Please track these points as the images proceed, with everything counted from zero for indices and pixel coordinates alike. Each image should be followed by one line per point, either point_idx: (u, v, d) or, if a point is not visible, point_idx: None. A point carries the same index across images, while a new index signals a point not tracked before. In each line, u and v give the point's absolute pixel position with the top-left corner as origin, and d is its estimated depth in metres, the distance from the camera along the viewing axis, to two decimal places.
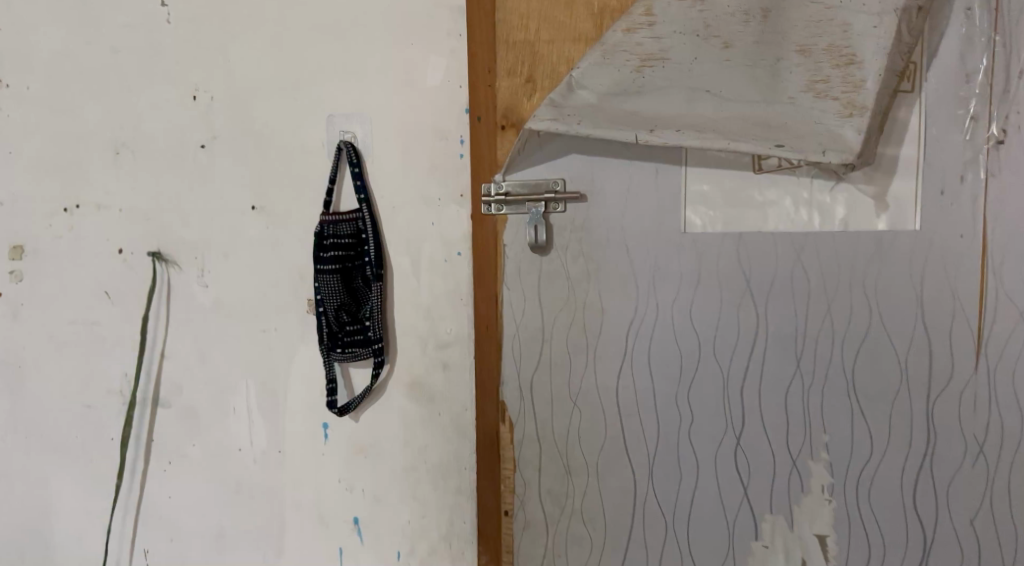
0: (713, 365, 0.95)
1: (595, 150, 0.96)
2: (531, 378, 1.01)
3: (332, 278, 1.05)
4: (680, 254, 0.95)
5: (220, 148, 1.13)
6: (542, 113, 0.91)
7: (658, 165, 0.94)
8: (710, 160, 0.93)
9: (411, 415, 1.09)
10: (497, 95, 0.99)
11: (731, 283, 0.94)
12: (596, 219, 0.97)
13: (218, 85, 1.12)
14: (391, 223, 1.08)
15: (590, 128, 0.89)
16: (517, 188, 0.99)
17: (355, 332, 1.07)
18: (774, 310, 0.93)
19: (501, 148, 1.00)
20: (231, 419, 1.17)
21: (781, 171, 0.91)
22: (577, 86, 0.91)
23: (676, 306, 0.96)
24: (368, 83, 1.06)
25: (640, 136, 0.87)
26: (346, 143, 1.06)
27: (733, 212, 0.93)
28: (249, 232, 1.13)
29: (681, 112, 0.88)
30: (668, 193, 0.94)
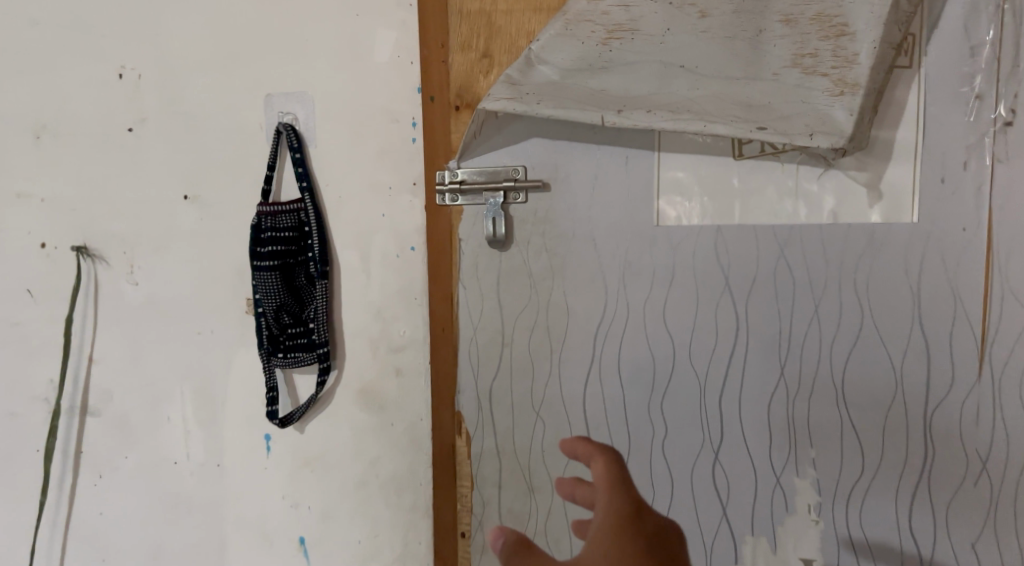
0: (689, 372, 0.86)
1: (559, 133, 0.87)
2: (490, 385, 0.91)
3: (271, 276, 0.95)
4: (653, 247, 0.85)
5: (151, 132, 1.02)
6: (499, 92, 0.80)
7: (628, 151, 0.85)
8: (685, 145, 0.84)
9: (360, 425, 0.99)
10: (452, 73, 0.90)
11: (708, 280, 0.85)
12: (561, 209, 0.88)
13: (146, 60, 1.01)
14: (338, 214, 0.98)
15: (552, 111, 0.79)
16: (474, 176, 0.89)
17: (298, 336, 0.97)
18: (755, 311, 0.84)
19: (457, 131, 0.90)
20: (167, 429, 1.06)
21: (765, 157, 0.82)
22: (537, 61, 0.81)
23: (648, 306, 0.86)
24: (312, 58, 0.96)
25: (607, 119, 0.78)
26: (286, 126, 0.96)
27: (712, 202, 0.84)
28: (183, 225, 1.02)
29: (652, 91, 0.78)
30: (640, 182, 0.85)
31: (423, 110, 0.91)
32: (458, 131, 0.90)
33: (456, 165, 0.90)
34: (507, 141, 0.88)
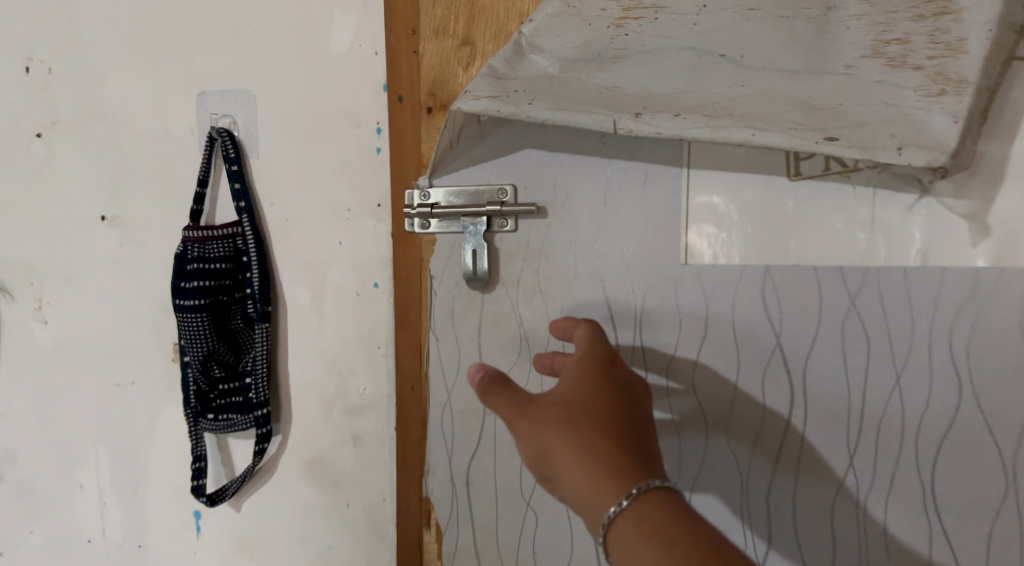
0: (727, 455, 0.65)
1: (558, 142, 0.67)
2: (469, 463, 0.71)
3: (197, 318, 0.76)
4: (680, 291, 0.65)
5: (63, 137, 0.83)
6: (480, 88, 0.61)
7: (648, 167, 0.65)
8: (721, 159, 0.63)
9: (308, 504, 0.80)
10: (423, 66, 0.71)
11: (753, 336, 0.64)
12: (562, 241, 0.68)
13: (57, 50, 0.82)
14: (284, 242, 0.79)
15: (548, 113, 0.60)
16: (450, 196, 0.70)
17: (232, 392, 0.78)
18: (816, 380, 0.63)
19: (429, 140, 0.71)
20: (77, 500, 0.87)
21: (830, 177, 0.62)
22: (531, 48, 0.61)
23: (673, 368, 0.65)
24: (254, 47, 0.77)
25: (621, 125, 0.59)
26: (219, 131, 0.77)
27: (760, 236, 0.63)
28: (100, 250, 0.84)
29: (680, 89, 0.59)
30: (663, 207, 0.65)
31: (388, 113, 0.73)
32: (429, 140, 0.71)
33: (427, 182, 0.71)
34: (492, 152, 0.69)
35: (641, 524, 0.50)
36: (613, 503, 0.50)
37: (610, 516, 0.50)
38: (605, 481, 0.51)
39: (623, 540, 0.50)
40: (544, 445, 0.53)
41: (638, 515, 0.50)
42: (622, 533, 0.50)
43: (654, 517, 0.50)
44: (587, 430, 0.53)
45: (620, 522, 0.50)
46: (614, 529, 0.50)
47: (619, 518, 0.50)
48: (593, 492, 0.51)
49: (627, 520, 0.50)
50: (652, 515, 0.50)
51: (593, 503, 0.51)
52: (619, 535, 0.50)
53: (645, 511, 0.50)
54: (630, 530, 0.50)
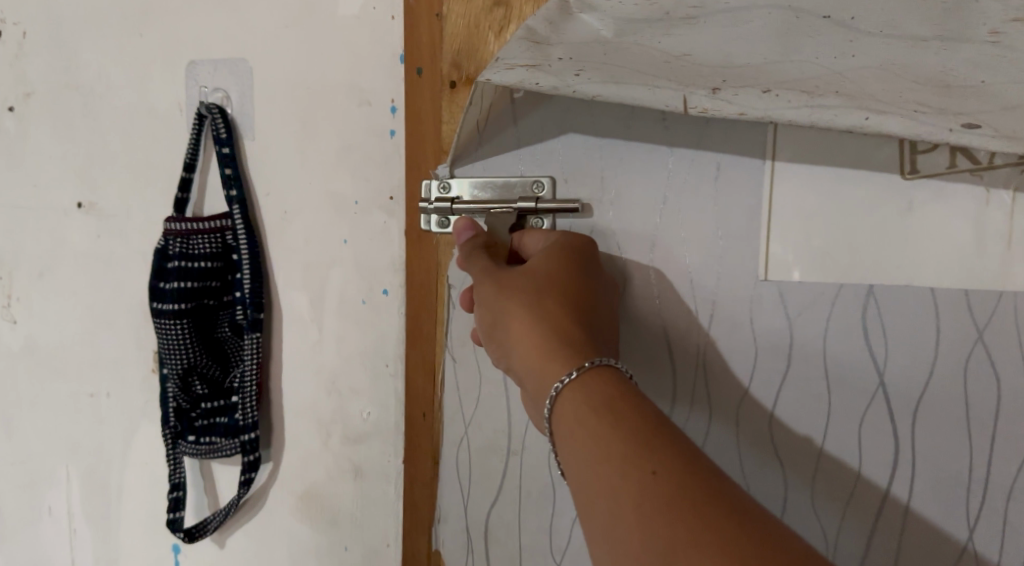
0: (809, 518, 0.52)
1: (607, 124, 0.55)
2: (488, 511, 0.60)
3: (176, 325, 0.65)
4: (757, 311, 0.52)
5: (40, 114, 0.74)
6: (515, 55, 0.49)
7: (721, 157, 0.52)
8: (815, 151, 0.51)
9: (302, 543, 0.70)
10: (447, 31, 0.59)
11: (850, 375, 0.51)
12: (610, 248, 0.55)
13: (33, 11, 0.72)
14: (280, 238, 0.67)
15: (600, 87, 0.50)
16: (474, 188, 0.58)
17: (217, 412, 0.67)
18: (927, 429, 0.50)
19: (451, 120, 0.60)
20: (44, 525, 0.78)
21: (957, 175, 0.49)
22: (579, 5, 0.46)
23: (745, 407, 0.53)
24: (252, 9, 0.66)
25: (693, 103, 0.49)
26: (210, 106, 0.66)
27: (862, 249, 0.50)
28: (76, 243, 0.74)
29: (773, 59, 0.46)
30: (737, 209, 0.52)
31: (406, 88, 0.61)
32: (451, 120, 0.59)
33: (447, 171, 0.59)
34: (528, 137, 0.57)
35: (589, 398, 0.44)
36: (562, 373, 0.45)
37: (557, 387, 0.45)
38: (556, 355, 0.46)
39: (568, 417, 0.45)
40: (502, 314, 0.50)
41: (585, 390, 0.44)
42: (569, 409, 0.45)
43: (603, 394, 0.44)
44: (549, 305, 0.49)
45: (568, 398, 0.45)
46: (560, 405, 0.45)
47: (566, 394, 0.45)
48: (546, 367, 0.46)
49: (575, 395, 0.45)
50: (595, 390, 0.44)
51: (544, 378, 0.46)
52: (565, 411, 0.45)
53: (595, 387, 0.45)
54: (577, 405, 0.44)
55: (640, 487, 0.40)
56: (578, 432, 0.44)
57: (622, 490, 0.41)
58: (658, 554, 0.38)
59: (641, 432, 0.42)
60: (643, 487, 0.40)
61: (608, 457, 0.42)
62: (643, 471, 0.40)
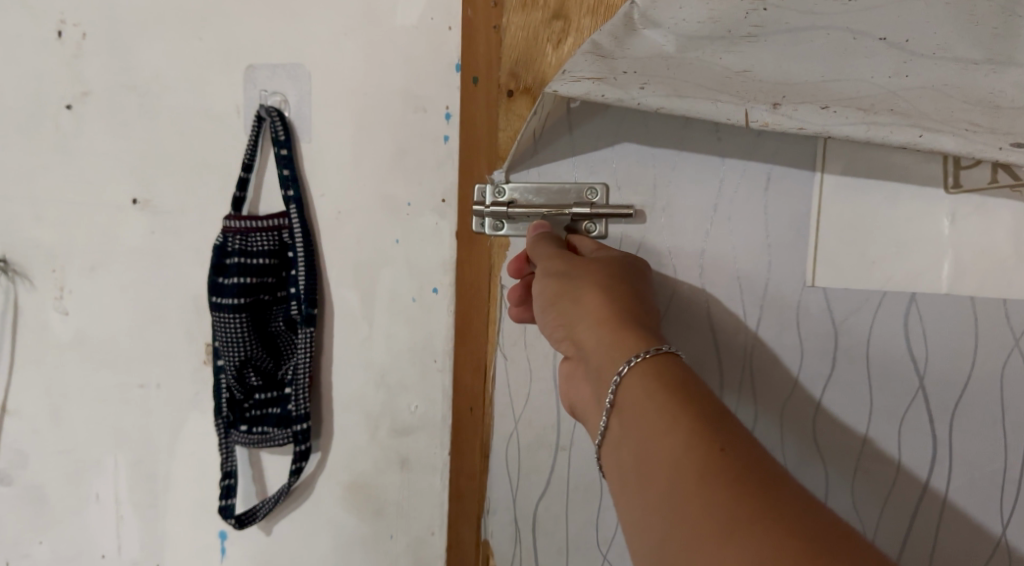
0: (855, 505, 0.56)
1: (662, 134, 0.58)
2: (536, 501, 0.63)
3: (235, 318, 0.67)
4: (802, 315, 0.56)
5: (95, 111, 0.75)
6: (582, 68, 0.51)
7: (771, 169, 0.56)
8: (860, 165, 0.54)
9: (347, 530, 0.72)
10: (506, 44, 0.61)
11: (893, 377, 0.55)
12: (660, 253, 0.58)
13: (90, 11, 0.73)
14: (333, 236, 0.70)
15: (663, 100, 0.52)
16: (528, 193, 0.61)
17: (269, 404, 0.70)
18: (966, 423, 0.55)
19: (509, 127, 0.61)
20: (90, 511, 0.79)
21: (998, 190, 0.52)
22: (643, 22, 0.49)
23: (790, 403, 0.57)
24: (311, 16, 0.69)
25: (754, 117, 0.51)
26: (270, 110, 0.68)
27: (894, 258, 0.54)
28: (129, 237, 0.75)
29: (829, 76, 0.49)
30: (784, 218, 0.56)
31: (462, 97, 0.63)
32: (506, 128, 0.62)
33: (503, 177, 0.61)
34: (583, 147, 0.59)
35: (661, 376, 0.46)
36: (635, 350, 0.47)
37: (629, 361, 0.47)
38: (627, 336, 0.48)
39: (635, 390, 0.46)
40: (572, 292, 0.52)
41: (658, 368, 0.46)
42: (638, 382, 0.46)
43: (675, 375, 0.46)
44: (619, 294, 0.51)
45: (639, 371, 0.46)
46: (629, 380, 0.47)
47: (638, 368, 0.47)
48: (617, 343, 0.48)
49: (646, 371, 0.46)
50: (666, 371, 0.46)
51: (612, 354, 0.48)
52: (634, 384, 0.46)
53: (665, 368, 0.46)
54: (647, 380, 0.46)
55: (708, 462, 0.42)
56: (646, 406, 0.45)
57: (687, 463, 0.42)
58: (722, 526, 0.40)
59: (711, 415, 0.44)
60: (710, 462, 0.41)
61: (676, 430, 0.43)
62: (713, 448, 0.42)
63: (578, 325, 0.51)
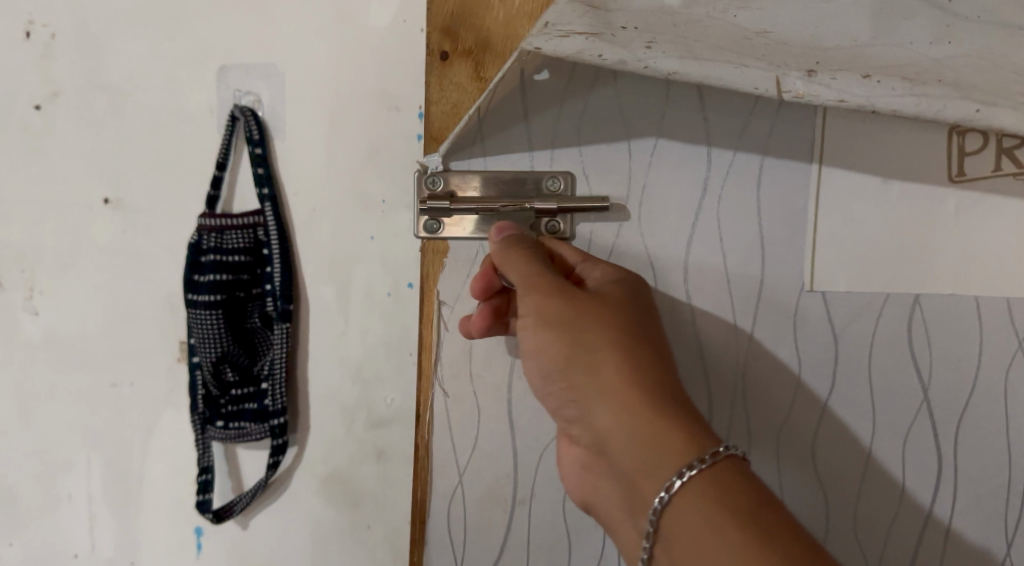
0: (881, 490, 0.66)
1: (631, 116, 0.64)
2: (512, 488, 0.66)
3: (210, 315, 0.68)
4: (801, 326, 0.65)
5: (65, 112, 0.75)
6: (574, 24, 0.57)
7: (763, 159, 0.64)
8: (846, 155, 0.64)
9: (323, 522, 0.74)
10: (438, 10, 0.63)
11: (894, 394, 0.66)
12: (641, 243, 0.65)
13: (60, 12, 0.74)
14: (307, 233, 0.71)
15: (676, 59, 0.56)
16: (475, 186, 0.64)
17: (245, 399, 0.71)
18: (965, 409, 0.66)
19: (441, 97, 0.63)
20: (62, 511, 0.78)
21: (999, 177, 0.64)
22: None
23: (790, 421, 0.66)
24: (282, 16, 0.70)
25: (790, 86, 0.56)
26: (244, 110, 0.70)
27: (865, 251, 0.64)
28: (100, 237, 0.75)
29: (863, 44, 0.57)
30: (771, 203, 0.65)
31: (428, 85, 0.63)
32: (441, 99, 0.63)
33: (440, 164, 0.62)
34: (538, 129, 0.64)
35: (719, 486, 0.50)
36: (691, 457, 0.51)
37: (682, 473, 0.50)
38: (673, 429, 0.52)
39: (693, 502, 0.50)
40: (585, 363, 0.55)
41: (716, 478, 0.50)
42: (698, 493, 0.50)
43: (732, 483, 0.50)
44: (630, 359, 0.54)
45: (697, 483, 0.50)
46: (687, 489, 0.50)
47: (696, 478, 0.50)
48: (662, 440, 0.52)
49: (704, 481, 0.50)
50: (723, 481, 0.50)
51: (663, 457, 0.51)
52: (692, 494, 0.50)
53: (720, 477, 0.51)
54: (705, 490, 0.50)
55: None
56: (710, 520, 0.49)
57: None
58: None
59: (767, 521, 0.49)
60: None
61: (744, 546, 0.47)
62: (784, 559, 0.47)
63: (598, 418, 0.54)
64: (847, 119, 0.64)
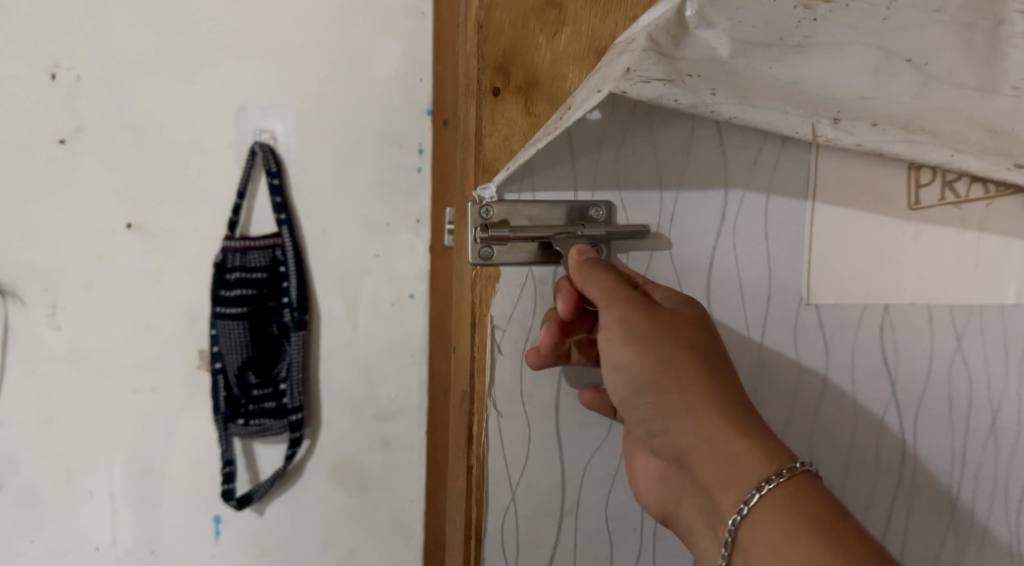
0: (881, 457, 0.68)
1: (666, 155, 0.64)
2: (539, 490, 0.65)
3: (237, 325, 0.78)
4: (799, 325, 0.67)
5: (89, 145, 0.82)
6: (648, 68, 0.57)
7: (770, 183, 0.66)
8: (836, 183, 0.66)
9: (334, 506, 0.84)
10: (485, 52, 0.63)
11: (872, 375, 0.68)
12: (670, 269, 0.66)
13: (85, 56, 0.81)
14: (319, 253, 0.82)
15: (735, 108, 0.59)
16: (522, 218, 0.61)
17: (265, 399, 0.80)
18: (936, 361, 0.68)
19: (492, 131, 0.63)
20: (85, 508, 0.85)
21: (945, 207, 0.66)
22: (695, 22, 0.61)
23: (798, 402, 0.67)
24: (295, 63, 0.81)
25: (821, 131, 0.61)
26: (262, 145, 0.80)
27: (845, 256, 0.67)
28: (123, 257, 0.83)
29: (868, 93, 0.62)
30: (773, 220, 0.66)
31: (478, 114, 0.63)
32: (492, 131, 0.63)
33: (496, 193, 0.60)
34: (584, 166, 0.62)
35: (794, 500, 0.51)
36: (767, 475, 0.51)
37: (761, 486, 0.51)
38: (750, 447, 0.52)
39: (764, 520, 0.51)
40: (660, 376, 0.55)
41: (793, 498, 0.50)
42: (775, 506, 0.51)
43: (809, 499, 0.51)
44: (702, 372, 0.55)
45: (772, 498, 0.51)
46: (764, 505, 0.51)
47: (769, 494, 0.51)
48: (732, 451, 0.53)
49: (778, 500, 0.51)
50: (805, 499, 0.51)
51: (735, 475, 0.52)
52: (768, 509, 0.51)
53: (796, 496, 0.51)
54: (781, 505, 0.51)
55: None
56: (794, 544, 0.49)
57: None
58: None
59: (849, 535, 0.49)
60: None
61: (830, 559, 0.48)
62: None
63: (682, 435, 0.55)
64: (839, 155, 0.66)
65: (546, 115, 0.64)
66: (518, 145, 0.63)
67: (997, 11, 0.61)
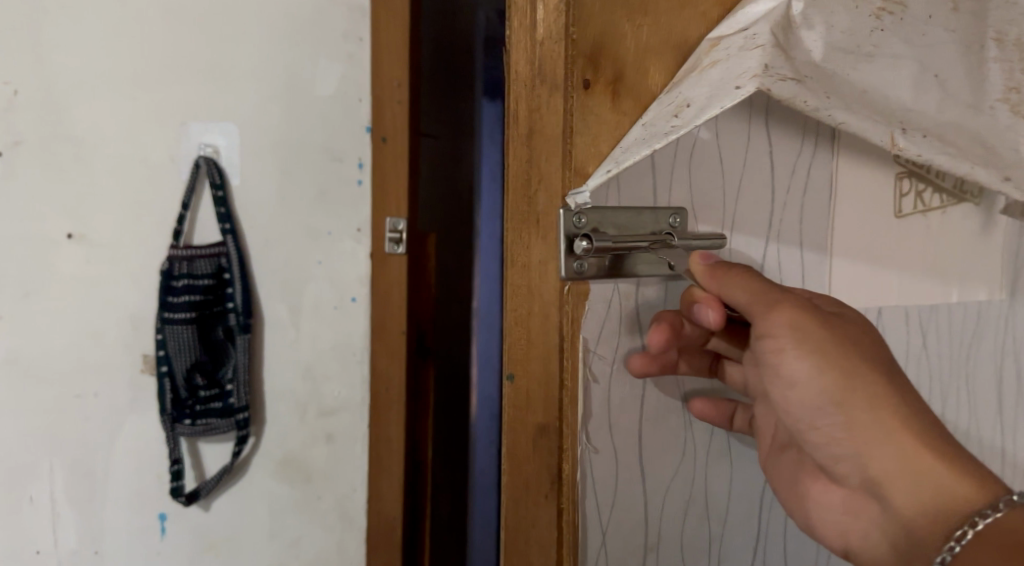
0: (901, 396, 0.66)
1: (731, 162, 0.57)
2: (627, 498, 0.56)
3: (185, 329, 0.82)
4: None
5: (26, 157, 0.83)
6: (780, 66, 0.50)
7: (804, 204, 0.60)
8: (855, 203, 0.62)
9: (280, 498, 0.90)
10: (577, 39, 0.54)
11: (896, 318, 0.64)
12: None
13: (23, 71, 0.81)
14: (263, 261, 0.87)
15: (844, 115, 0.52)
16: (610, 226, 0.54)
17: (212, 399, 0.84)
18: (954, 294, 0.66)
19: (581, 125, 0.54)
20: (25, 514, 0.86)
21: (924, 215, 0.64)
22: (798, 23, 0.54)
23: None
24: (238, 82, 0.85)
25: (898, 140, 0.53)
26: (206, 159, 0.84)
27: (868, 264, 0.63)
28: (63, 266, 0.85)
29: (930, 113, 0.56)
30: (809, 232, 0.61)
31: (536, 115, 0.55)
32: (578, 127, 0.54)
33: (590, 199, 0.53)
34: (670, 178, 0.56)
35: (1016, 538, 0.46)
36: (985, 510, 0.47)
37: (975, 522, 0.47)
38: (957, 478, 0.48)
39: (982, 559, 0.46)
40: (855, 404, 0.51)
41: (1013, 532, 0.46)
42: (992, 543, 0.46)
43: None
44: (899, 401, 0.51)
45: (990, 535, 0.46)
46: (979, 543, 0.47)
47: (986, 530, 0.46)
48: (937, 483, 0.49)
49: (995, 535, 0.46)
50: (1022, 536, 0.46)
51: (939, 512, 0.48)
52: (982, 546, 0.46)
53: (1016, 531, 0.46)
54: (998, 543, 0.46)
55: None
56: None
57: None
58: None
59: None
60: None
61: None
62: None
63: (876, 464, 0.51)
64: (858, 152, 0.62)
65: (633, 116, 0.55)
66: (608, 146, 0.54)
67: (978, 34, 0.56)
